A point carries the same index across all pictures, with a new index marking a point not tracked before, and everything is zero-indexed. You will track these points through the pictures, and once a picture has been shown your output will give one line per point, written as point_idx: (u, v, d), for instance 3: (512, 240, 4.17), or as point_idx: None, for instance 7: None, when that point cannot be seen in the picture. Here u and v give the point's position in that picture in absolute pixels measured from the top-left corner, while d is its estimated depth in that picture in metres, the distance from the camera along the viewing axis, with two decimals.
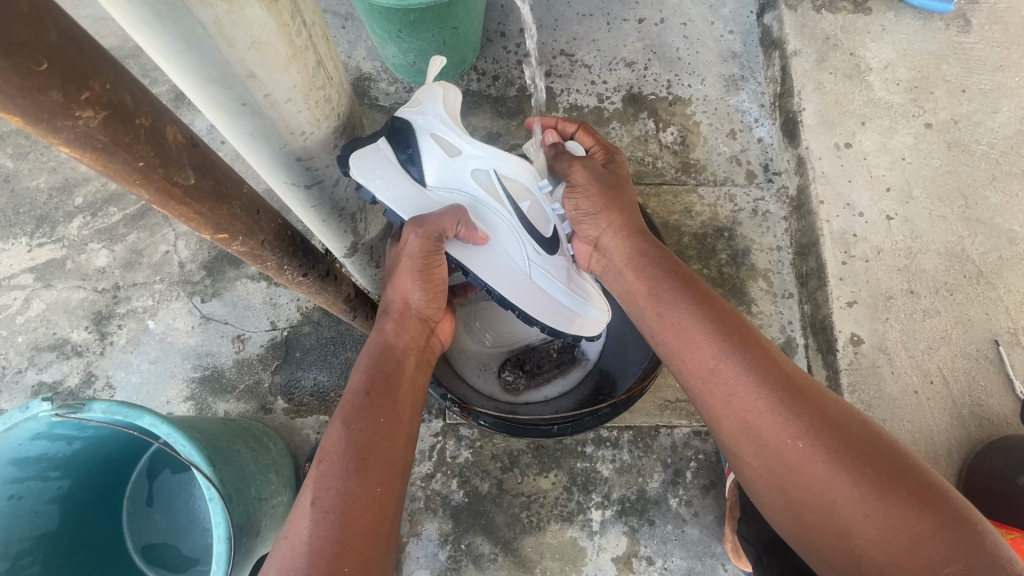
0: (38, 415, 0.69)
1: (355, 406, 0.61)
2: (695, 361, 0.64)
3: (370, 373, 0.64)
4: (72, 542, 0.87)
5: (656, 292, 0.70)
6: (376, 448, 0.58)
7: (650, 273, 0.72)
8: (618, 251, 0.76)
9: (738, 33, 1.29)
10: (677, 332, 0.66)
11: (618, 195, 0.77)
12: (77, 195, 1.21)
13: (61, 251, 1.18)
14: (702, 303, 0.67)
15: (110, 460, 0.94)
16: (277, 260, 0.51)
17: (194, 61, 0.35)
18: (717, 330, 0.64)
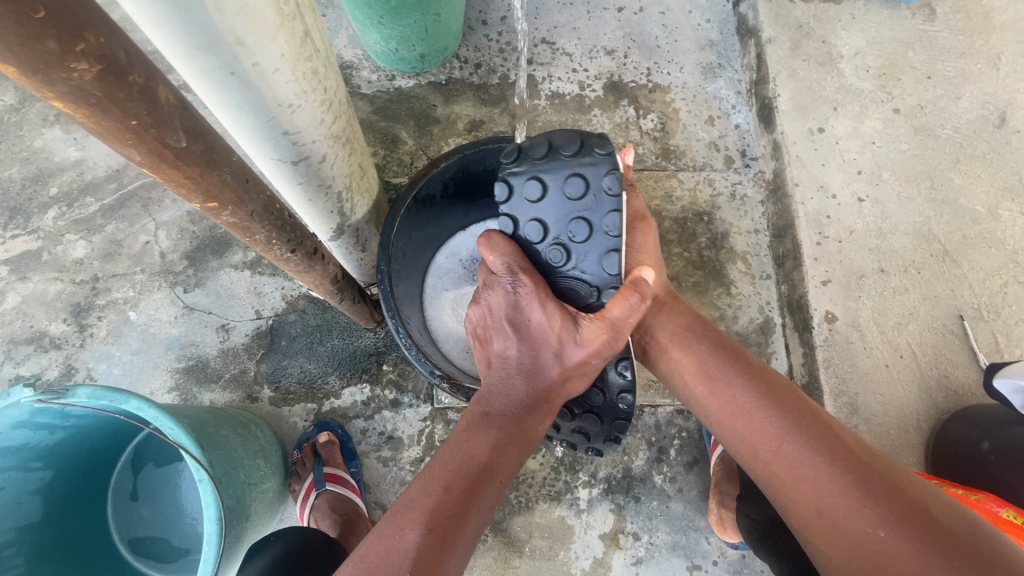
0: (20, 402, 0.68)
1: (470, 479, 0.59)
2: (754, 434, 0.68)
3: (492, 447, 0.62)
4: (58, 534, 0.86)
5: (708, 369, 0.75)
6: (459, 533, 0.56)
7: (697, 347, 0.77)
8: (664, 328, 0.80)
9: (714, 22, 1.32)
10: (735, 409, 0.70)
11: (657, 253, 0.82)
12: (51, 185, 1.18)
13: (36, 242, 1.16)
14: (759, 380, 0.71)
15: (94, 452, 0.93)
16: (266, 233, 0.51)
17: (185, 26, 0.35)
18: (775, 406, 0.68)
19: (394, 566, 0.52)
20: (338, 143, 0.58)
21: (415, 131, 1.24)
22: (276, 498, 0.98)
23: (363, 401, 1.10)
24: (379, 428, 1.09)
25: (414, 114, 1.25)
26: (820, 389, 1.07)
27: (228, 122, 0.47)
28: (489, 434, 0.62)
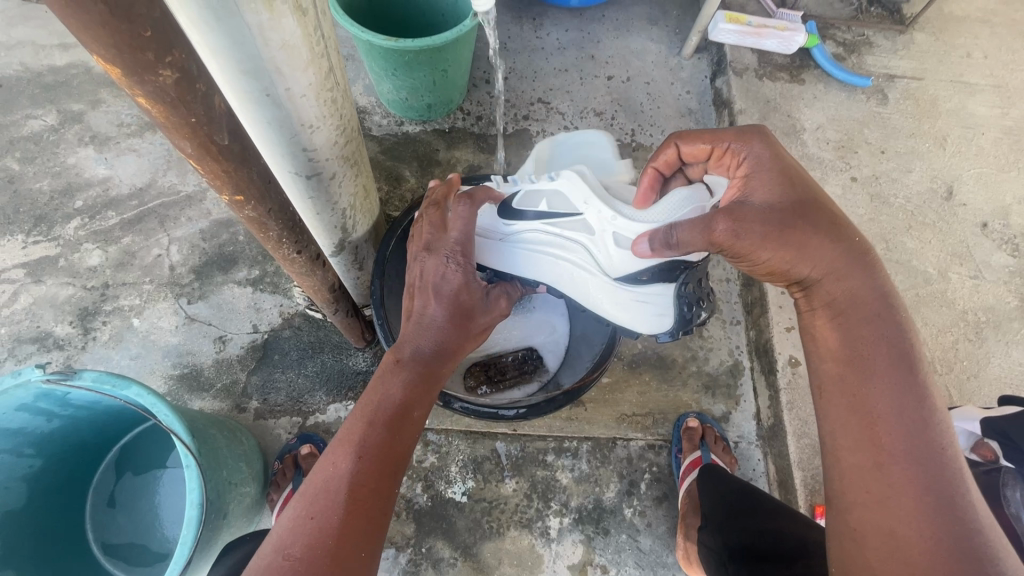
0: (29, 381, 0.73)
1: (389, 414, 0.64)
2: (859, 431, 0.62)
3: (407, 388, 0.67)
4: (36, 525, 0.88)
5: (855, 342, 0.64)
6: (386, 459, 0.61)
7: (857, 320, 0.65)
8: (843, 291, 0.67)
9: (694, 94, 1.47)
10: (851, 391, 0.63)
11: (808, 211, 0.66)
12: (78, 198, 1.29)
13: (56, 249, 1.24)
14: (904, 372, 0.62)
15: (83, 447, 0.96)
16: (278, 231, 0.60)
17: (237, 55, 0.45)
18: (904, 402, 0.60)
19: (333, 490, 0.58)
20: (348, 164, 0.68)
21: (417, 171, 1.36)
22: (250, 504, 1.00)
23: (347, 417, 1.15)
24: None
25: (418, 155, 1.37)
26: (784, 430, 1.15)
27: (256, 138, 0.56)
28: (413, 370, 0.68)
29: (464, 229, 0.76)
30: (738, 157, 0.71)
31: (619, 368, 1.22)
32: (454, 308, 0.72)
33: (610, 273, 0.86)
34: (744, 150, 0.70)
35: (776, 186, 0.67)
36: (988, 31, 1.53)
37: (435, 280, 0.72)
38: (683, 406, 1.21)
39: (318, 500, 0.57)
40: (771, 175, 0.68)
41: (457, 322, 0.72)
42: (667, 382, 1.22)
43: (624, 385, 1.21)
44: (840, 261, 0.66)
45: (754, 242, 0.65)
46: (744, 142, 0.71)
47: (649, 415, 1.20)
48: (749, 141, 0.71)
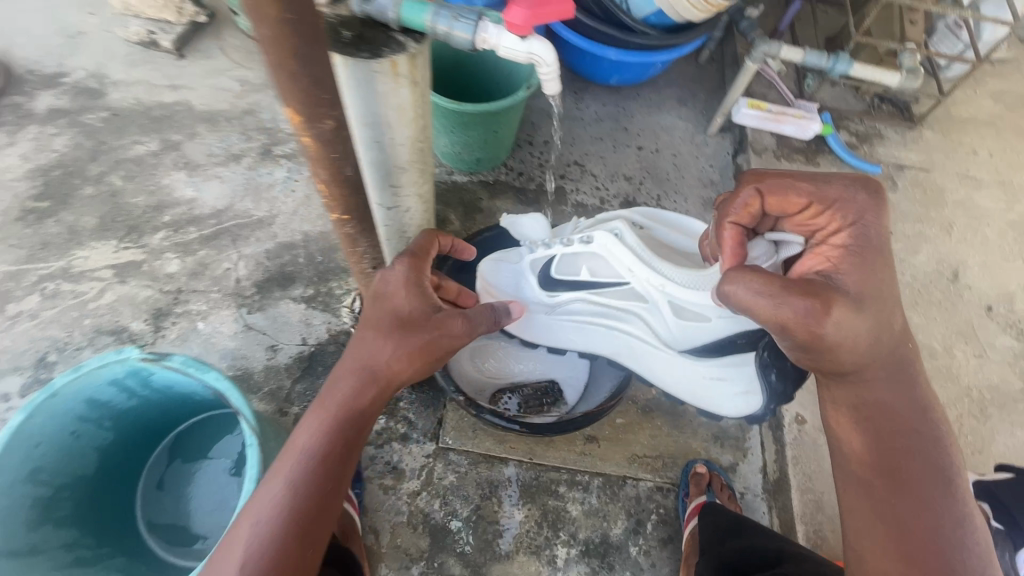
0: (128, 359, 0.87)
1: (300, 464, 0.68)
2: (880, 528, 0.71)
3: (322, 435, 0.70)
4: (95, 494, 0.97)
5: (881, 448, 0.74)
6: (295, 510, 0.66)
7: (885, 426, 0.74)
8: (879, 394, 0.76)
9: (716, 168, 1.62)
10: (869, 489, 0.73)
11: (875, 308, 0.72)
12: (166, 214, 1.47)
13: (141, 255, 1.41)
14: (919, 477, 0.71)
15: (146, 431, 1.08)
16: (362, 247, 0.74)
17: (365, 111, 0.61)
18: (920, 504, 0.70)
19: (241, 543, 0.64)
20: (422, 202, 0.83)
21: (462, 215, 1.52)
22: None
23: (378, 430, 1.23)
24: (386, 458, 1.21)
25: (463, 202, 1.53)
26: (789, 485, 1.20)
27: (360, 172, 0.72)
28: (333, 402, 0.72)
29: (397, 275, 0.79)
30: (838, 221, 0.75)
31: (633, 411, 1.30)
32: (378, 343, 0.74)
33: (678, 349, 1.03)
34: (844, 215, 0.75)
35: (864, 275, 0.72)
36: (993, 133, 1.67)
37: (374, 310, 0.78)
38: (691, 453, 1.27)
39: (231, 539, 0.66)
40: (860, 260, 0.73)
41: (374, 353, 0.74)
42: (678, 428, 1.29)
43: (636, 427, 1.28)
44: (877, 363, 0.75)
45: (843, 337, 0.71)
46: (840, 204, 0.75)
47: (659, 457, 1.26)
48: (852, 201, 0.75)
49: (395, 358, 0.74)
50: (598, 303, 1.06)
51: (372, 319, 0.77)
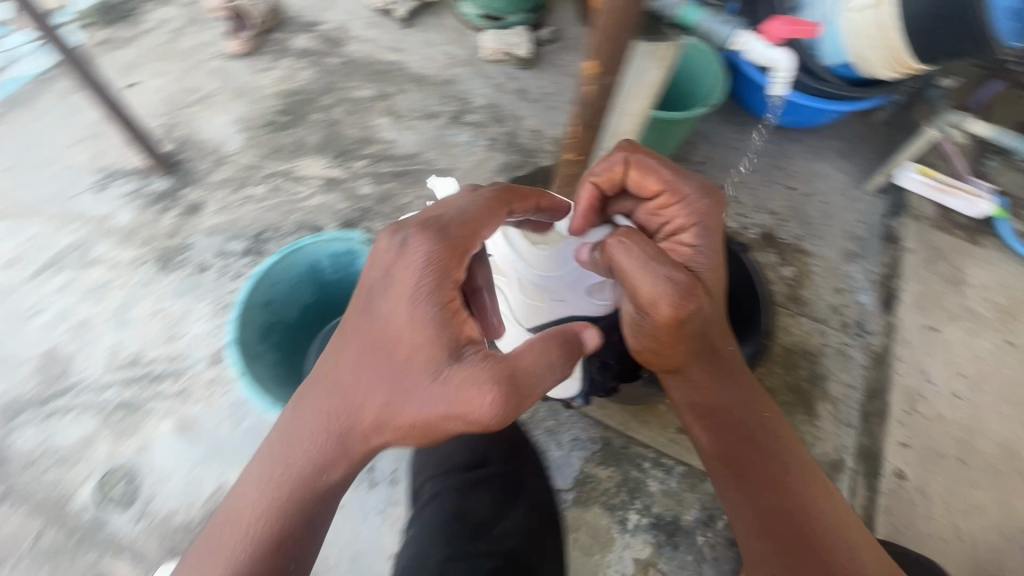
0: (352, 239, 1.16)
1: (279, 482, 0.71)
2: (760, 520, 0.80)
3: (307, 453, 0.71)
4: (291, 337, 1.27)
5: (722, 440, 0.84)
6: (274, 519, 0.71)
7: (716, 426, 0.85)
8: (732, 397, 0.85)
9: (866, 224, 1.64)
10: (748, 483, 0.82)
11: (716, 320, 0.81)
12: (370, 147, 1.78)
13: (345, 175, 1.72)
14: (790, 470, 0.82)
15: (327, 305, 1.33)
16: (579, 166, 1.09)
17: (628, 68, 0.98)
18: (782, 489, 0.81)
19: (223, 545, 0.71)
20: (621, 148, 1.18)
21: None
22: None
23: None
24: None
25: None
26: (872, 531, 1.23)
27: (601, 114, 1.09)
28: (310, 439, 0.71)
29: (415, 270, 0.68)
30: (682, 218, 0.82)
31: None
32: (371, 379, 0.69)
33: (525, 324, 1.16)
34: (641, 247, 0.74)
35: (711, 266, 0.80)
36: None
37: (374, 326, 0.69)
38: None
39: (215, 529, 0.73)
40: (707, 266, 0.80)
41: (367, 391, 0.69)
42: None
43: None
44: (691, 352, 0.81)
45: (692, 322, 0.75)
46: (688, 202, 0.82)
47: None
48: (686, 202, 0.82)
49: (389, 396, 0.68)
50: (535, 312, 1.14)
51: (375, 335, 0.69)
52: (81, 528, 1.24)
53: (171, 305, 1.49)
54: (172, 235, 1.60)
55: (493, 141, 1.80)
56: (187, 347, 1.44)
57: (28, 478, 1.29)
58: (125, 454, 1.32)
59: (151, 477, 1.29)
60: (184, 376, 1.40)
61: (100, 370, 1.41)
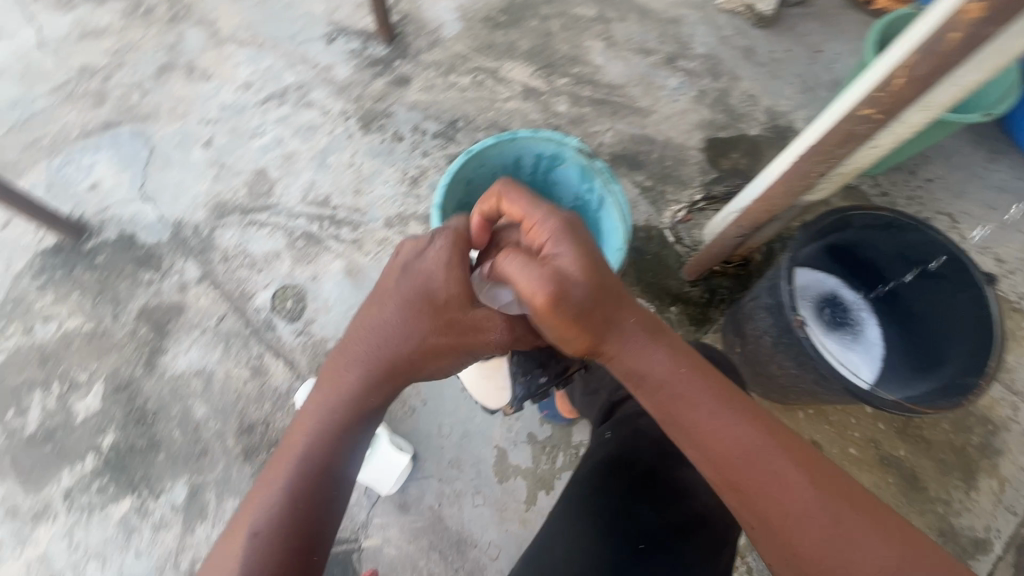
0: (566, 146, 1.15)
1: (325, 425, 0.73)
2: (757, 495, 0.65)
3: (346, 398, 0.74)
4: None
5: (686, 407, 0.68)
6: (317, 469, 0.71)
7: (667, 384, 0.69)
8: (665, 363, 0.70)
9: None
10: (724, 447, 0.66)
11: (608, 283, 0.68)
12: (577, 67, 1.74)
13: (546, 88, 1.71)
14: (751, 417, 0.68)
15: None
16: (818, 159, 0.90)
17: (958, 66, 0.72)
18: (762, 447, 0.66)
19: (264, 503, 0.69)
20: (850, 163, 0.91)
21: None
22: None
23: None
24: None
25: None
26: None
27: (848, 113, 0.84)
28: (336, 396, 0.74)
29: (439, 258, 0.75)
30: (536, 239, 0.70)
31: (871, 455, 1.30)
32: (402, 329, 0.74)
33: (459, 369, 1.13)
34: (541, 215, 0.71)
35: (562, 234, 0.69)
36: None
37: (404, 286, 0.75)
38: None
39: (249, 500, 0.71)
40: (585, 255, 0.67)
41: (406, 333, 0.74)
42: (906, 498, 1.27)
43: (867, 468, 1.30)
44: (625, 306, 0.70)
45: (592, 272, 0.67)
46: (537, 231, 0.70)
47: None
48: (550, 221, 0.70)
49: (422, 337, 0.74)
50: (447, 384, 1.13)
51: (405, 290, 0.75)
52: (255, 324, 1.42)
53: (364, 162, 1.60)
54: (378, 100, 1.68)
55: (701, 94, 1.71)
56: (370, 204, 1.55)
57: (223, 268, 1.48)
58: (300, 277, 1.47)
59: (316, 303, 1.44)
60: (362, 228, 1.52)
61: (296, 200, 1.56)
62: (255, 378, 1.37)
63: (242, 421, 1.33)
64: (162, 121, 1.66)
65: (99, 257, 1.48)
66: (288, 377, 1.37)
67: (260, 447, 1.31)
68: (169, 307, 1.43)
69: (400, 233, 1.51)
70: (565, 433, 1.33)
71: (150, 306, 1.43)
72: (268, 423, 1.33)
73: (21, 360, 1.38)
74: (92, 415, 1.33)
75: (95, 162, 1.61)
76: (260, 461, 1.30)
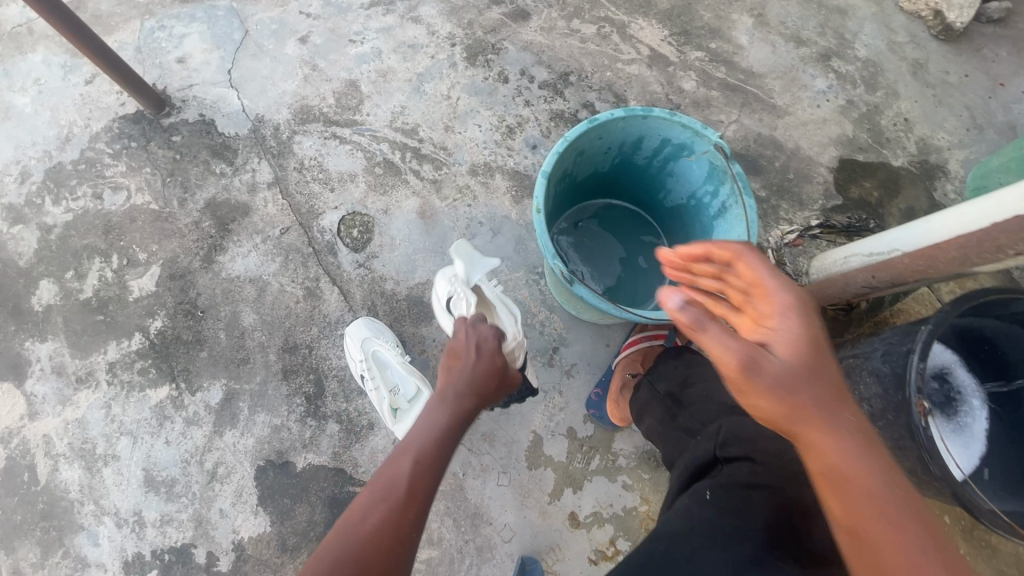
0: (702, 137, 0.99)
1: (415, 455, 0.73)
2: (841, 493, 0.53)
3: (430, 426, 0.76)
4: (567, 194, 1.20)
5: (813, 394, 0.54)
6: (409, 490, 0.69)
7: (808, 368, 0.54)
8: (815, 364, 0.55)
9: None
10: (829, 433, 0.54)
11: (817, 368, 0.55)
12: (716, 41, 1.53)
13: (676, 58, 1.52)
14: (848, 411, 0.55)
15: (610, 183, 1.26)
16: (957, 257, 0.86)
17: None
18: (853, 444, 0.54)
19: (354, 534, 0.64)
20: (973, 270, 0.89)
21: None
22: (638, 306, 1.27)
23: None
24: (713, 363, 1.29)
25: None
26: None
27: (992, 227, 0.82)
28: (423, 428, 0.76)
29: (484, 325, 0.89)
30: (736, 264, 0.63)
31: None
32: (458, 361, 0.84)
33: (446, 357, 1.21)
34: (773, 278, 0.58)
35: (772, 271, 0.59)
36: None
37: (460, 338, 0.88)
38: None
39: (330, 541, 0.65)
40: (803, 338, 0.55)
41: (464, 368, 0.83)
42: None
43: None
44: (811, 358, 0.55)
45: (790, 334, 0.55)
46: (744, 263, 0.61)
47: None
48: (790, 292, 0.57)
49: (474, 374, 0.82)
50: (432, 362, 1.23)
51: (460, 344, 0.86)
52: (317, 245, 1.36)
53: (462, 98, 1.47)
54: (491, 31, 1.51)
55: (848, 104, 1.49)
56: (458, 145, 1.44)
57: (296, 178, 1.41)
58: (371, 207, 1.39)
59: (383, 238, 1.37)
60: (445, 169, 1.42)
61: (382, 122, 1.45)
62: (307, 300, 1.33)
63: (286, 340, 1.30)
64: (261, 4, 1.54)
65: (176, 137, 1.42)
66: (340, 307, 1.32)
67: (299, 370, 1.28)
68: (236, 205, 1.38)
69: (483, 183, 1.40)
70: (606, 437, 1.27)
71: (217, 201, 1.38)
72: (312, 347, 1.30)
73: (86, 225, 1.36)
74: (146, 296, 1.32)
75: (186, 34, 1.51)
76: (298, 384, 1.27)
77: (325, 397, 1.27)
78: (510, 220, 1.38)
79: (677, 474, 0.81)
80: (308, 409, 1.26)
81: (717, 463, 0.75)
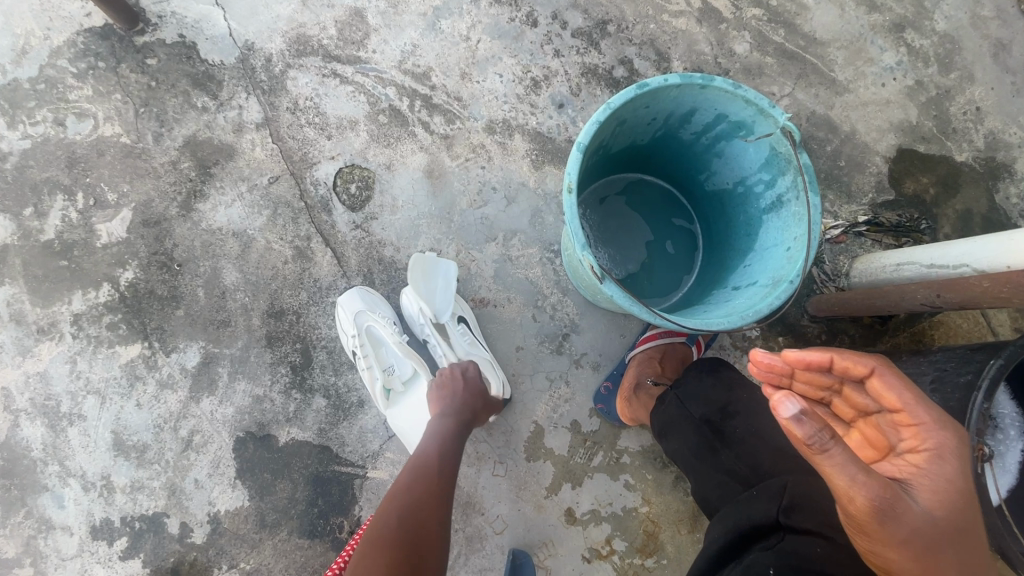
0: (768, 117, 0.83)
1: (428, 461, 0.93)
2: None
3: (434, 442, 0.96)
4: (597, 165, 1.05)
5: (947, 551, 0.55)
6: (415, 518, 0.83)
7: (949, 524, 0.56)
8: (953, 521, 0.56)
9: None
10: None
11: (953, 521, 0.56)
12: None
13: (730, 14, 1.32)
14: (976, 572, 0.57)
15: (646, 155, 1.11)
16: None
17: None
18: None
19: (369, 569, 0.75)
20: None
21: None
22: (662, 298, 1.15)
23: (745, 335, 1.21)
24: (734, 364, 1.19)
25: None
26: None
27: None
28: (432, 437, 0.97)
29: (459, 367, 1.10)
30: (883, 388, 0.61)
31: None
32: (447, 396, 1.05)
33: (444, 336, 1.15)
34: (927, 413, 0.59)
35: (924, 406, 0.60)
36: None
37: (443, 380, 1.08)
38: None
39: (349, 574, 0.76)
40: (947, 488, 0.57)
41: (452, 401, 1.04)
42: None
43: None
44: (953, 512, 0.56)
45: (935, 483, 0.57)
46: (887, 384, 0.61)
47: None
48: (942, 432, 0.59)
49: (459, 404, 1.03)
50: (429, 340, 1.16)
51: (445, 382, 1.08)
52: (310, 200, 1.21)
53: (482, 41, 1.28)
54: None
55: (915, 85, 1.32)
56: (475, 96, 1.26)
57: (288, 120, 1.24)
58: (372, 160, 1.23)
59: (384, 197, 1.22)
60: (459, 123, 1.25)
61: (389, 62, 1.26)
62: (296, 261, 1.19)
63: (272, 303, 1.18)
64: None
65: (151, 60, 1.24)
66: (333, 272, 1.19)
67: (284, 338, 1.17)
68: (219, 146, 1.22)
69: (500, 144, 1.25)
70: (611, 433, 1.19)
71: (198, 139, 1.22)
72: (300, 314, 1.18)
73: (46, 155, 1.19)
74: (115, 243, 1.18)
75: None
76: (283, 353, 1.17)
77: (312, 368, 1.17)
78: (527, 187, 1.24)
79: (721, 530, 0.76)
80: (293, 380, 1.16)
81: (779, 530, 0.69)
